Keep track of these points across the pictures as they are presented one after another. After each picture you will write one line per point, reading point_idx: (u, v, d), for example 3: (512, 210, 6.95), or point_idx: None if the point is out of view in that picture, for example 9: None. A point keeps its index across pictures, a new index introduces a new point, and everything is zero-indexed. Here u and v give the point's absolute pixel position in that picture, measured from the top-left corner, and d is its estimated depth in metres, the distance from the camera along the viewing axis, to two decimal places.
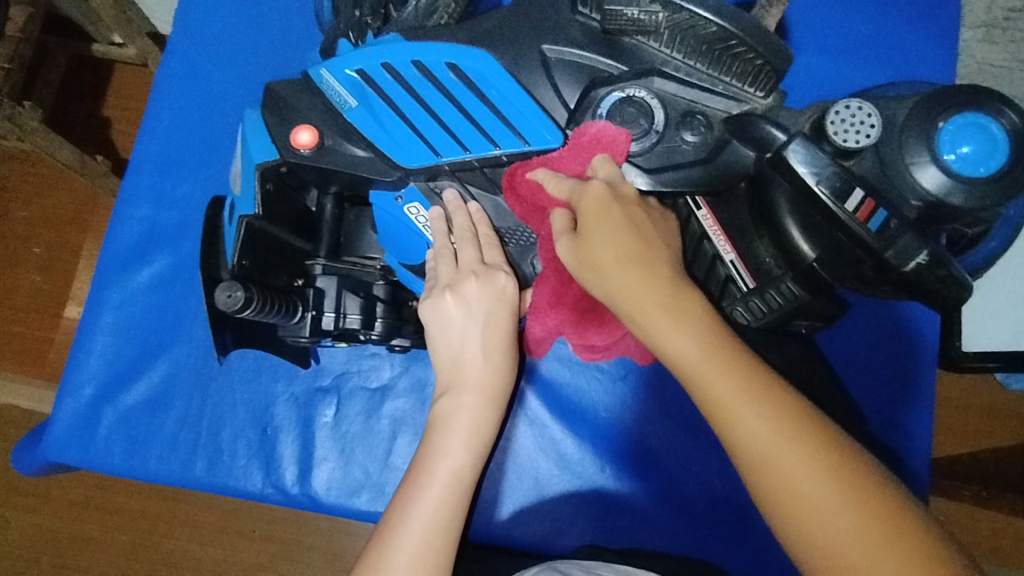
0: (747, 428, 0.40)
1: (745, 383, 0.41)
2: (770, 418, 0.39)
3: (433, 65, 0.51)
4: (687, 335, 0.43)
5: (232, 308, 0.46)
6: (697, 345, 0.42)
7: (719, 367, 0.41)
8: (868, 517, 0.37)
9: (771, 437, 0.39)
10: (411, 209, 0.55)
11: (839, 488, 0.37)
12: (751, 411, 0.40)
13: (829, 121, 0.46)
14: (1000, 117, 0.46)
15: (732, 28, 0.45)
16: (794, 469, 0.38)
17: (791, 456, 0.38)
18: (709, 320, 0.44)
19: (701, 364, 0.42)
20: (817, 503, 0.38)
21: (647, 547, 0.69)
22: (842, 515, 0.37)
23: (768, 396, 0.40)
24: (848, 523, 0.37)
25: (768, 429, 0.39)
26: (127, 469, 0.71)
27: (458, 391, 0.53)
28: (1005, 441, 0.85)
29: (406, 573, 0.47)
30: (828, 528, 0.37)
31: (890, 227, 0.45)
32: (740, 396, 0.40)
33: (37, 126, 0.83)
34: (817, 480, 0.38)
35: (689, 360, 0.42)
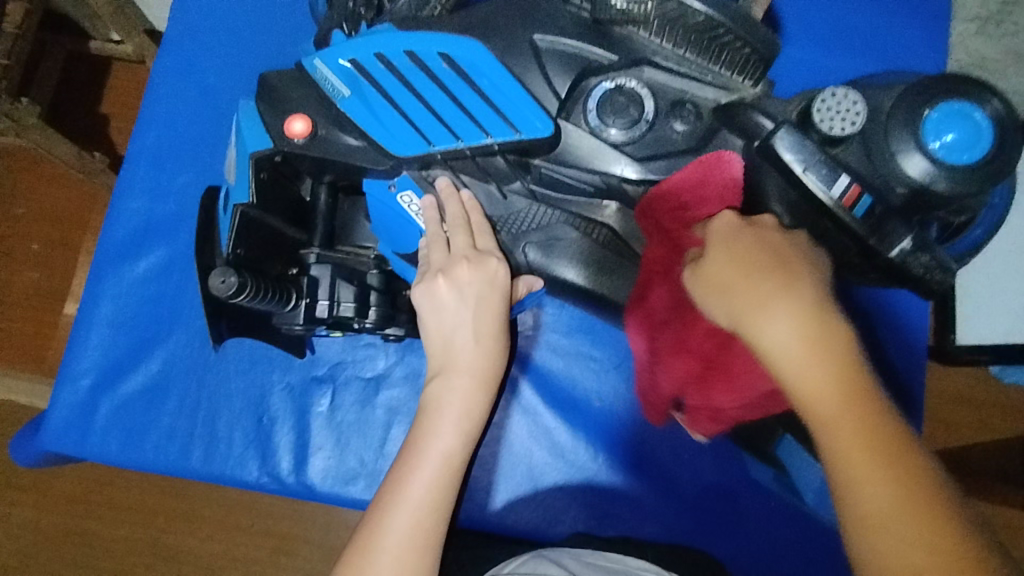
0: (813, 387, 0.39)
1: (816, 341, 0.40)
2: (835, 381, 0.39)
3: (425, 54, 0.51)
4: (765, 287, 0.42)
5: (225, 294, 0.46)
6: (779, 300, 0.41)
7: (793, 321, 0.41)
8: (910, 492, 0.36)
9: (834, 400, 0.39)
10: (404, 197, 0.56)
11: (887, 458, 0.37)
12: (819, 372, 0.39)
13: (815, 108, 0.47)
14: (984, 105, 0.47)
15: (720, 17, 0.46)
16: (842, 428, 0.38)
17: (847, 423, 0.38)
18: (797, 278, 0.42)
19: (773, 318, 0.41)
20: (880, 507, 0.36)
21: (640, 535, 0.70)
22: (907, 526, 0.36)
23: (866, 403, 0.39)
24: (893, 494, 0.36)
25: (852, 424, 0.38)
26: (125, 458, 0.71)
27: (448, 375, 0.53)
28: (996, 431, 0.86)
29: (396, 556, 0.47)
30: (868, 494, 0.37)
31: (875, 214, 0.47)
32: (810, 353, 0.40)
33: (35, 120, 0.84)
34: (869, 450, 0.37)
35: (781, 342, 0.40)
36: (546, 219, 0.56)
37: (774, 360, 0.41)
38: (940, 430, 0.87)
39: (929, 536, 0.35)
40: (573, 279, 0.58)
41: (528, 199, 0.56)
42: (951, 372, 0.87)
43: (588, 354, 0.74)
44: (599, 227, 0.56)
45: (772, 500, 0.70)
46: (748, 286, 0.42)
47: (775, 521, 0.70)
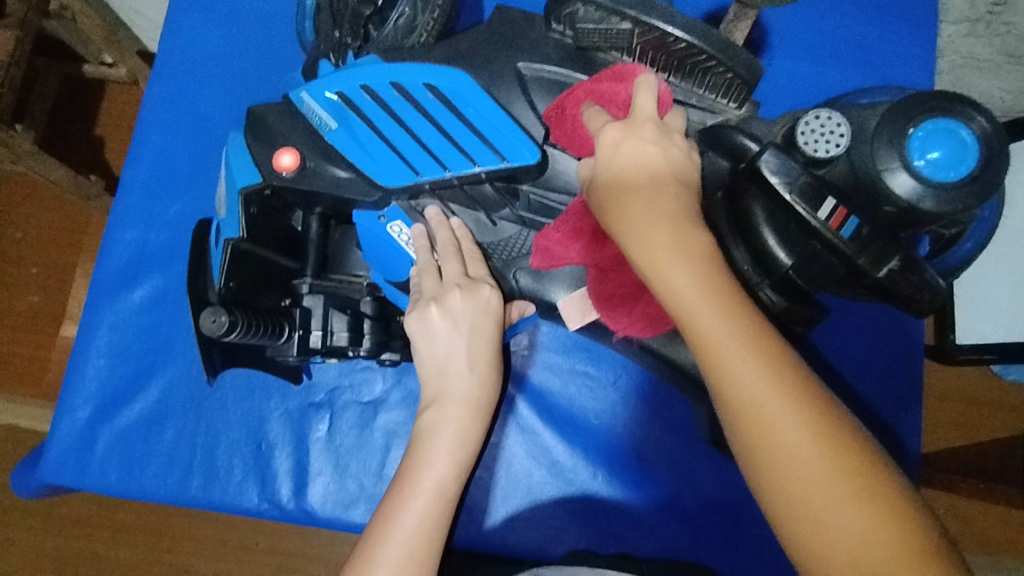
0: (744, 386, 0.36)
1: (743, 330, 0.37)
2: (770, 372, 0.36)
3: (411, 86, 0.51)
4: (682, 271, 0.39)
5: (217, 332, 0.47)
6: (693, 282, 0.38)
7: (714, 309, 0.37)
8: (847, 489, 0.34)
9: (769, 393, 0.35)
10: (394, 228, 0.55)
11: (812, 444, 0.34)
12: (751, 363, 0.36)
13: (799, 131, 0.47)
14: (970, 123, 0.47)
15: (702, 45, 0.45)
16: (763, 402, 0.35)
17: (781, 417, 0.35)
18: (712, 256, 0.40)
19: (697, 305, 0.38)
20: (790, 459, 0.35)
21: (639, 551, 0.70)
22: (818, 479, 0.34)
23: (757, 345, 0.37)
24: (818, 476, 0.34)
25: (750, 373, 0.36)
26: (125, 488, 0.71)
27: (442, 404, 0.53)
28: (997, 432, 0.86)
29: None
30: (802, 492, 0.34)
31: (862, 235, 0.46)
32: (738, 344, 0.37)
33: (30, 147, 0.84)
34: (805, 446, 0.34)
35: (678, 291, 0.38)
36: None
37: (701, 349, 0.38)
38: (941, 434, 0.87)
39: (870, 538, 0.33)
40: (565, 304, 0.57)
41: (517, 225, 0.56)
42: (952, 375, 0.88)
43: (584, 372, 0.74)
44: None
45: None
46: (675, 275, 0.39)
47: (774, 533, 0.70)
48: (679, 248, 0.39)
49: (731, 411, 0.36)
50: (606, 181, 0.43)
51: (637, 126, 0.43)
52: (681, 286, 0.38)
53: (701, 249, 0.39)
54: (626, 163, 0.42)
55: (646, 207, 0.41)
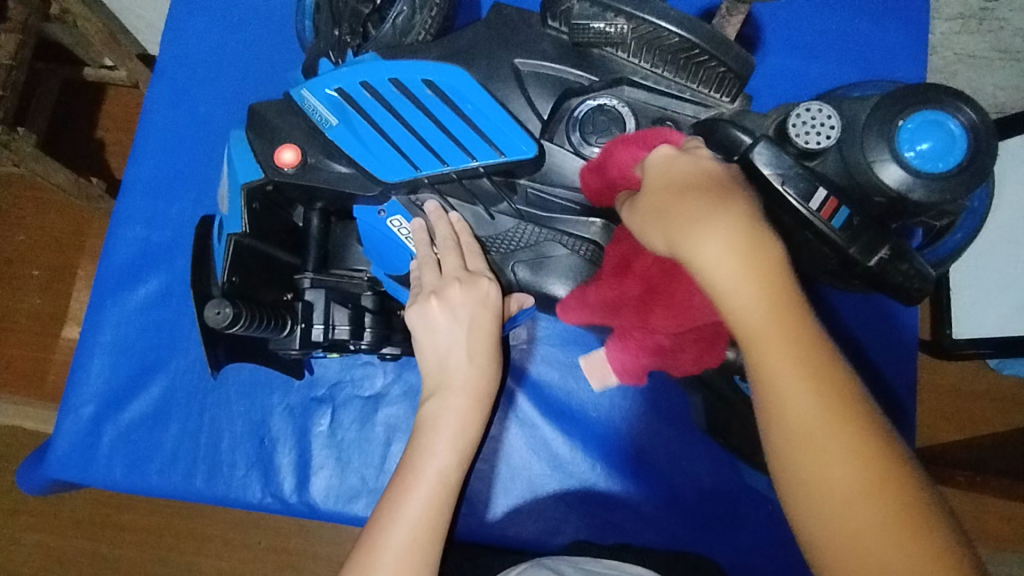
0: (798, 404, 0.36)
1: (802, 350, 0.37)
2: (824, 393, 0.36)
3: (409, 82, 0.53)
4: (745, 288, 0.38)
5: (221, 324, 0.47)
6: (754, 298, 0.38)
7: (783, 342, 0.37)
8: (888, 512, 0.34)
9: (818, 413, 0.36)
10: (394, 222, 0.57)
11: (872, 485, 0.34)
12: (807, 382, 0.36)
13: (790, 123, 0.48)
14: (958, 114, 0.47)
15: (694, 39, 0.47)
16: (827, 441, 0.35)
17: (832, 438, 0.35)
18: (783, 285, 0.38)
19: (765, 332, 0.37)
20: (847, 498, 0.35)
21: (639, 542, 0.71)
22: (874, 519, 0.34)
23: (825, 382, 0.36)
24: (876, 518, 0.34)
25: (815, 411, 0.36)
26: (130, 484, 0.72)
27: (444, 394, 0.54)
28: (993, 425, 0.87)
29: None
30: (843, 510, 0.35)
31: (853, 224, 0.47)
32: (800, 366, 0.37)
33: (32, 149, 0.85)
34: (853, 470, 0.35)
35: (746, 316, 0.38)
36: (534, 238, 0.56)
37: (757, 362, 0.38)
38: (937, 426, 0.88)
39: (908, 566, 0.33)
40: (565, 296, 0.57)
41: (515, 218, 0.56)
42: (947, 368, 0.88)
43: (582, 366, 0.75)
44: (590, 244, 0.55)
45: (768, 503, 0.71)
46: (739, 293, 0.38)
47: (772, 524, 0.71)
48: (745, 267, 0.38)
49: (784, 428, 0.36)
50: (662, 191, 0.42)
51: (695, 157, 0.43)
52: (742, 304, 0.38)
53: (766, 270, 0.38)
54: (685, 179, 0.41)
55: (701, 204, 0.40)
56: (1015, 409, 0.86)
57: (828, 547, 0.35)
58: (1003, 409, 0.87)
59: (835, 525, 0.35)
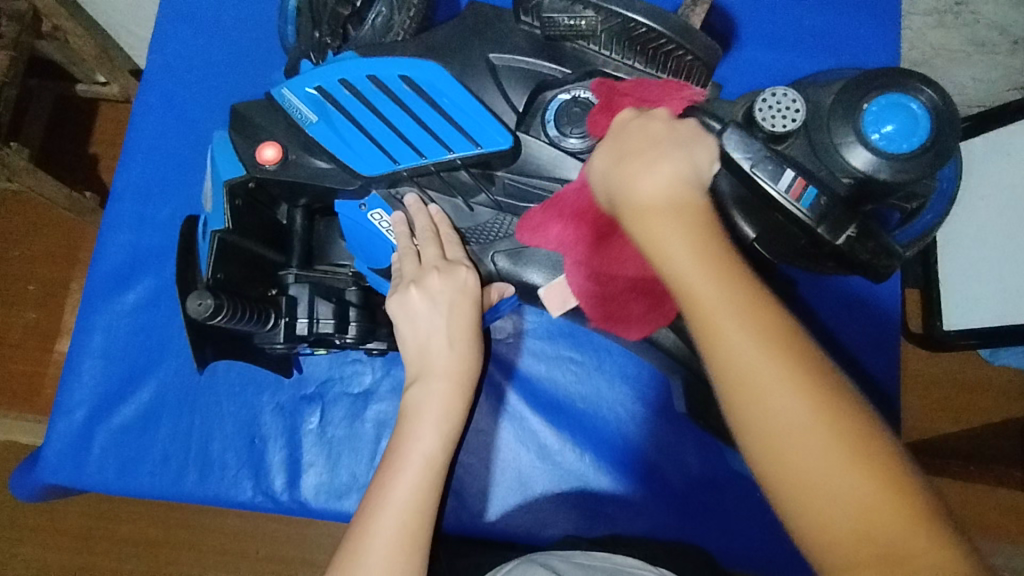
0: (745, 357, 0.35)
1: (738, 299, 0.36)
2: (762, 334, 0.35)
3: (387, 79, 0.54)
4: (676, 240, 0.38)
5: (203, 315, 0.49)
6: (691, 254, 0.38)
7: (718, 287, 0.37)
8: (844, 450, 0.33)
9: (768, 368, 0.35)
10: (375, 216, 0.58)
11: (816, 418, 0.33)
12: (747, 332, 0.35)
13: (757, 108, 0.49)
14: (919, 95, 0.48)
15: (662, 29, 0.48)
16: (764, 382, 0.34)
17: (776, 384, 0.34)
18: (706, 232, 0.39)
19: (695, 281, 0.37)
20: (794, 438, 0.33)
21: (629, 531, 0.71)
22: (827, 456, 0.33)
23: (761, 323, 0.36)
24: (826, 454, 0.33)
25: (750, 351, 0.35)
26: (121, 486, 0.73)
27: (426, 379, 0.55)
28: (982, 413, 0.88)
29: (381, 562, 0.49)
30: (800, 454, 0.33)
31: (821, 205, 0.48)
32: (740, 320, 0.36)
33: (25, 164, 0.87)
34: (805, 415, 0.34)
35: (680, 264, 0.38)
36: (513, 227, 0.57)
37: (695, 321, 0.37)
38: (928, 416, 0.88)
39: (868, 502, 0.32)
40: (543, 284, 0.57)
41: (493, 210, 0.58)
42: (934, 357, 0.89)
43: (569, 358, 0.76)
44: None
45: (757, 490, 0.71)
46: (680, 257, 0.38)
47: (762, 512, 0.71)
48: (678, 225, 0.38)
49: (734, 385, 0.35)
50: (612, 157, 0.43)
51: (650, 117, 0.44)
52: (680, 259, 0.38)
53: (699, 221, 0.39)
54: (637, 141, 0.43)
55: (637, 163, 0.41)
56: (1003, 396, 0.87)
57: (789, 496, 0.34)
58: (994, 398, 0.87)
59: (794, 474, 0.33)
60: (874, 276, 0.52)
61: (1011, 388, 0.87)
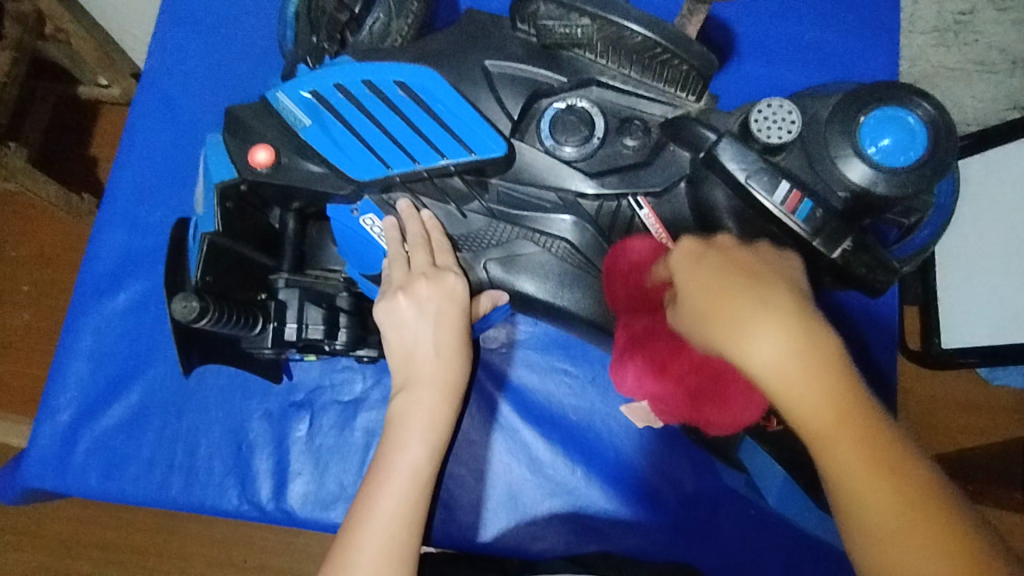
0: (844, 458, 0.38)
1: (819, 384, 0.38)
2: (839, 414, 0.38)
3: (381, 83, 0.53)
4: (764, 337, 0.39)
5: (189, 317, 0.48)
6: (769, 319, 0.39)
7: (799, 371, 0.38)
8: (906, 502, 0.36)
9: (867, 463, 0.37)
10: (366, 221, 0.58)
11: (885, 486, 0.37)
12: (813, 390, 0.38)
13: (753, 119, 0.49)
14: (917, 109, 0.48)
15: (657, 38, 0.48)
16: (840, 458, 0.38)
17: (850, 455, 0.37)
18: (788, 317, 0.40)
19: (781, 371, 0.38)
20: (859, 490, 0.37)
21: (619, 548, 0.70)
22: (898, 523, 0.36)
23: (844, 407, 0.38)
24: (893, 520, 0.36)
25: (829, 428, 0.38)
26: (105, 492, 0.71)
27: (412, 388, 0.54)
28: (983, 435, 0.86)
29: None
30: (875, 514, 0.37)
31: (817, 217, 0.48)
32: (790, 361, 0.38)
33: (22, 164, 0.86)
34: (876, 476, 0.37)
35: (766, 361, 0.39)
36: (507, 235, 0.56)
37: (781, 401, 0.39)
38: (930, 437, 0.87)
39: (909, 530, 0.36)
40: (534, 292, 0.57)
41: (486, 217, 0.57)
42: (934, 377, 0.88)
43: (562, 369, 0.75)
44: (560, 241, 0.55)
45: (750, 508, 0.70)
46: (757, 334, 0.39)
47: (755, 532, 0.70)
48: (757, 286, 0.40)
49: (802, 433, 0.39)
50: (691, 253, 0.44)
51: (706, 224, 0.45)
52: (767, 355, 0.38)
53: (771, 303, 0.40)
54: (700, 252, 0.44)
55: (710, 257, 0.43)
56: (1002, 416, 0.86)
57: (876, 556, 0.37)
58: (993, 419, 0.86)
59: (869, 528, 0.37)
60: (870, 290, 0.52)
61: (1011, 410, 0.86)
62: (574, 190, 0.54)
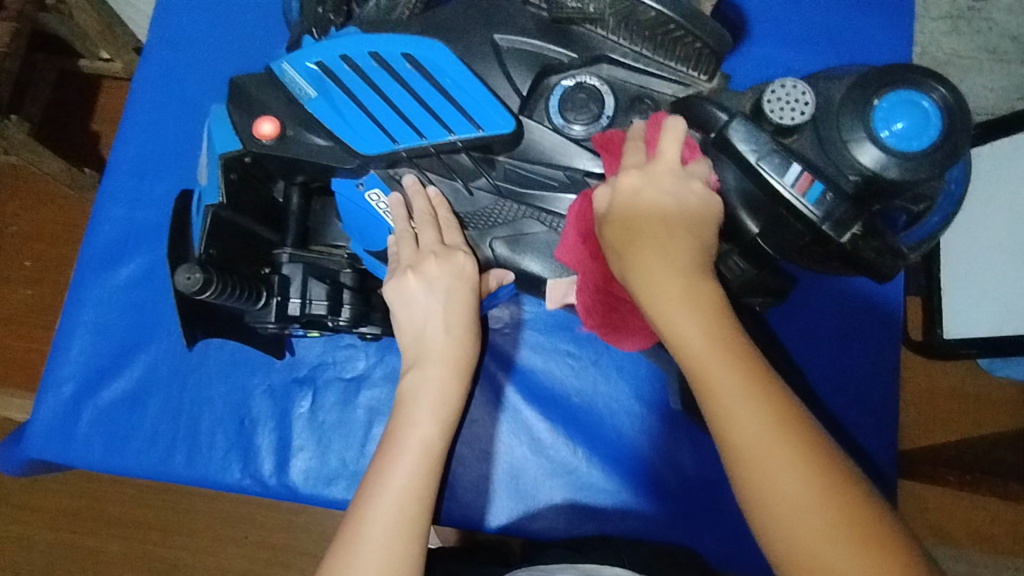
0: (742, 419, 0.39)
1: (722, 345, 0.41)
2: (736, 374, 0.40)
3: (388, 55, 0.52)
4: (676, 290, 0.43)
5: (191, 289, 0.48)
6: (680, 290, 0.43)
7: (699, 326, 0.42)
8: (797, 458, 0.37)
9: (766, 431, 0.38)
10: (371, 196, 0.58)
11: (786, 457, 0.37)
12: (717, 358, 0.40)
13: (766, 99, 0.48)
14: (931, 93, 0.47)
15: (670, 13, 0.47)
16: (741, 420, 0.39)
17: (752, 418, 0.38)
18: (695, 286, 0.43)
19: (683, 324, 0.42)
20: (767, 462, 0.38)
21: (619, 529, 0.70)
22: (802, 494, 0.37)
23: (742, 369, 0.40)
24: (795, 483, 0.37)
25: (731, 391, 0.39)
26: (108, 465, 0.72)
27: (423, 366, 0.55)
28: (985, 427, 0.86)
29: (381, 544, 0.48)
30: (770, 481, 0.37)
31: (827, 200, 0.47)
32: (699, 326, 0.42)
33: (25, 137, 0.85)
34: (771, 444, 0.38)
35: (680, 322, 0.42)
36: (513, 214, 0.56)
37: (686, 357, 0.41)
38: (931, 427, 0.87)
39: (807, 502, 0.37)
40: (540, 272, 0.57)
41: (493, 195, 0.56)
42: (937, 368, 0.88)
43: (566, 351, 0.75)
44: (566, 220, 0.55)
45: None
46: (677, 311, 0.42)
47: None
48: (678, 269, 0.43)
49: (708, 391, 0.40)
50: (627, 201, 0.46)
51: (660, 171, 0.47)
52: (676, 315, 0.42)
53: (681, 259, 0.44)
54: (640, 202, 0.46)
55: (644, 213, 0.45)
56: (1003, 408, 0.86)
57: (767, 528, 0.37)
58: (994, 410, 0.87)
59: (767, 497, 0.37)
60: (877, 275, 0.51)
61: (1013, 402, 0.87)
62: (583, 169, 0.53)
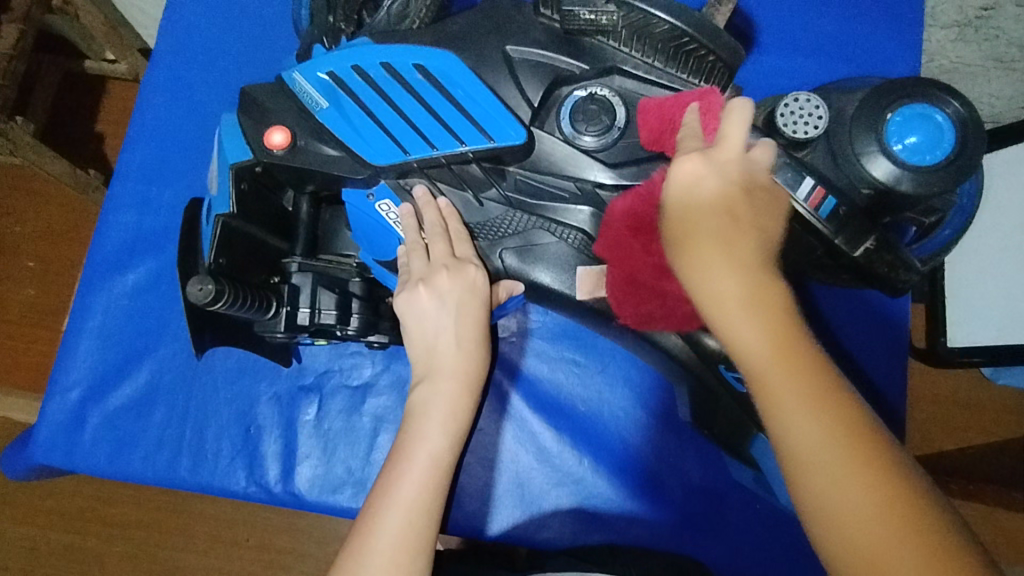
0: (828, 465, 0.35)
1: (803, 378, 0.37)
2: (818, 412, 0.36)
3: (400, 66, 0.53)
4: (750, 323, 0.38)
5: (203, 301, 0.48)
6: (756, 320, 0.38)
7: (779, 361, 0.37)
8: (893, 504, 0.34)
9: (859, 479, 0.35)
10: (382, 206, 0.57)
11: (883, 507, 0.34)
12: (796, 391, 0.37)
13: (779, 113, 0.48)
14: (945, 107, 0.47)
15: (684, 27, 0.47)
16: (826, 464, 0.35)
17: (839, 464, 0.35)
18: (773, 308, 0.39)
19: (761, 360, 0.37)
20: (856, 511, 0.34)
21: (625, 539, 0.70)
22: (903, 546, 0.33)
23: (825, 406, 0.36)
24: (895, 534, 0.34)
25: (815, 435, 0.36)
26: (113, 471, 0.72)
27: (433, 379, 0.55)
28: (991, 436, 0.86)
29: (388, 559, 0.48)
30: (863, 533, 0.34)
31: (839, 215, 0.47)
32: (776, 354, 0.37)
33: (30, 140, 0.85)
34: (865, 493, 0.34)
35: (752, 352, 0.38)
36: (524, 225, 0.56)
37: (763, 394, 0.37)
38: (937, 435, 0.87)
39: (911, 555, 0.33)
40: (550, 283, 0.57)
41: (503, 206, 0.56)
42: (943, 377, 0.88)
43: (573, 359, 0.74)
44: (576, 232, 0.55)
45: (757, 503, 0.70)
46: (747, 338, 0.38)
47: (762, 526, 0.70)
48: (749, 288, 0.39)
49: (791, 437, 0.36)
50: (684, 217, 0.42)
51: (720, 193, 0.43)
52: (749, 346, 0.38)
53: (756, 283, 0.39)
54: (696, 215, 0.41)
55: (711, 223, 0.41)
56: (1010, 417, 0.86)
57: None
58: (1002, 419, 0.86)
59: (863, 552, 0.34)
60: (890, 289, 0.51)
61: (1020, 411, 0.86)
62: (593, 181, 0.53)
